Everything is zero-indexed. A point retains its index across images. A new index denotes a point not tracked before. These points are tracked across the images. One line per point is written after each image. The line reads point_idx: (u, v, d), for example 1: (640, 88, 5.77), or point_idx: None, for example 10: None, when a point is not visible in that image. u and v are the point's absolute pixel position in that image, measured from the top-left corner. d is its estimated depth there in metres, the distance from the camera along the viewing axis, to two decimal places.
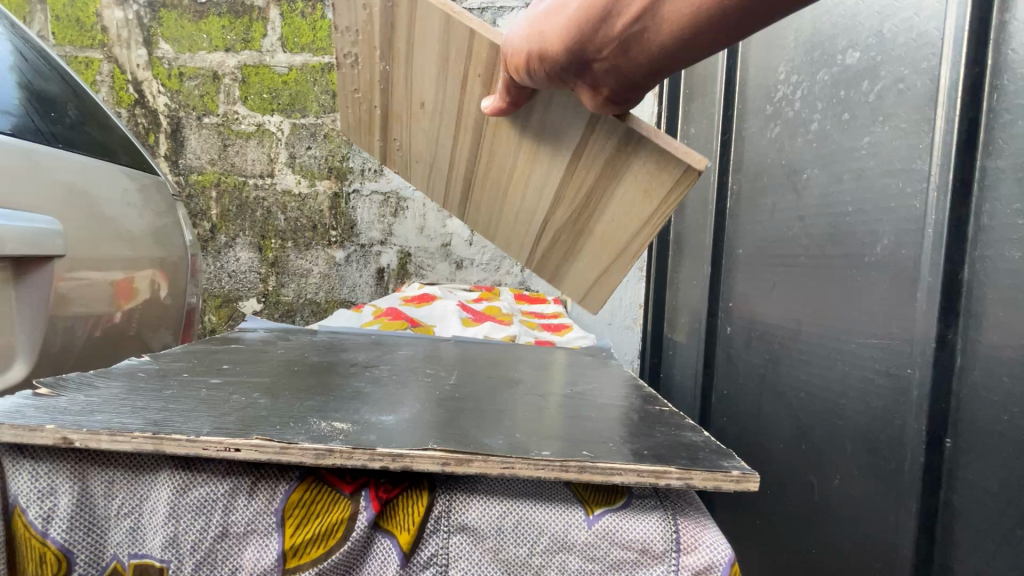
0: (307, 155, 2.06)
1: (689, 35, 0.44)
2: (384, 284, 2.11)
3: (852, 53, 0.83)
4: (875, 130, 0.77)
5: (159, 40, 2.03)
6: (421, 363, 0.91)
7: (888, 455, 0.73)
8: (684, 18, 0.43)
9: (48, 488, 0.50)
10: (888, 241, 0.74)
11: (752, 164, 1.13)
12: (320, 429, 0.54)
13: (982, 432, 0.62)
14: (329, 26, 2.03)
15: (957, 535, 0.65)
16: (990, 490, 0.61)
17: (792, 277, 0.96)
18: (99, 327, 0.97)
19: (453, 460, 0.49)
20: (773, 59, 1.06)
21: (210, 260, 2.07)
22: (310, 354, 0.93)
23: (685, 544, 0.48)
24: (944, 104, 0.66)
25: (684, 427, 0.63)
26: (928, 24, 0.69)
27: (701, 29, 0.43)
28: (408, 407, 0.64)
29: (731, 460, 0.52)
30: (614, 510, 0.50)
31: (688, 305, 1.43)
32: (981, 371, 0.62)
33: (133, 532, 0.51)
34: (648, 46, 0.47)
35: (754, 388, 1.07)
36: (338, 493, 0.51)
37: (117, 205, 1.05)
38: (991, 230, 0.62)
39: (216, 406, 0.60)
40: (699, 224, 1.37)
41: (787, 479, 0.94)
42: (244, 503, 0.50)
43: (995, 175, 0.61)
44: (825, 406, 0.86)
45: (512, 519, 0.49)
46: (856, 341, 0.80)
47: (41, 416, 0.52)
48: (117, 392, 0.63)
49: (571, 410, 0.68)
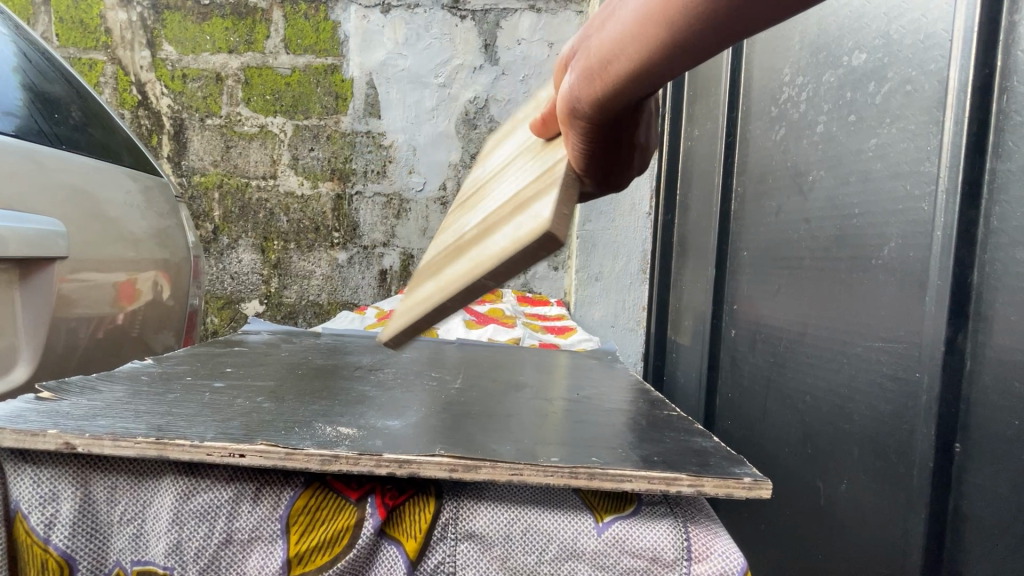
0: (310, 156, 2.06)
1: (642, 37, 0.32)
2: (387, 286, 2.10)
3: (859, 55, 0.82)
4: (883, 132, 0.77)
5: (163, 42, 2.03)
6: (425, 366, 0.91)
7: (896, 461, 0.72)
8: (646, 15, 0.32)
9: (51, 493, 0.50)
10: (896, 244, 0.74)
11: (757, 166, 1.12)
12: (325, 434, 0.54)
13: (992, 437, 0.61)
14: (332, 28, 2.03)
15: (967, 542, 0.64)
16: (1001, 496, 0.60)
17: (798, 280, 0.95)
18: (102, 329, 0.96)
19: (461, 466, 0.49)
20: (779, 61, 1.06)
21: (212, 262, 2.07)
22: (314, 357, 0.93)
23: (696, 552, 0.47)
24: (952, 106, 0.65)
25: (693, 432, 0.62)
26: (936, 26, 0.68)
27: (657, 31, 0.31)
28: (413, 411, 0.63)
29: (742, 467, 0.51)
30: (624, 518, 0.49)
31: (692, 307, 1.42)
32: (991, 376, 0.62)
33: (136, 539, 0.50)
34: (607, 50, 0.35)
35: (760, 392, 1.06)
36: (344, 499, 0.50)
37: (120, 206, 1.05)
38: (1001, 233, 0.61)
39: (220, 410, 0.60)
40: (703, 227, 1.37)
41: (793, 484, 0.93)
42: (248, 509, 0.49)
43: (1005, 178, 0.60)
44: (833, 411, 0.85)
45: (520, 526, 0.49)
46: (864, 344, 0.79)
47: (44, 420, 0.52)
48: (120, 396, 0.63)
49: (577, 414, 0.67)
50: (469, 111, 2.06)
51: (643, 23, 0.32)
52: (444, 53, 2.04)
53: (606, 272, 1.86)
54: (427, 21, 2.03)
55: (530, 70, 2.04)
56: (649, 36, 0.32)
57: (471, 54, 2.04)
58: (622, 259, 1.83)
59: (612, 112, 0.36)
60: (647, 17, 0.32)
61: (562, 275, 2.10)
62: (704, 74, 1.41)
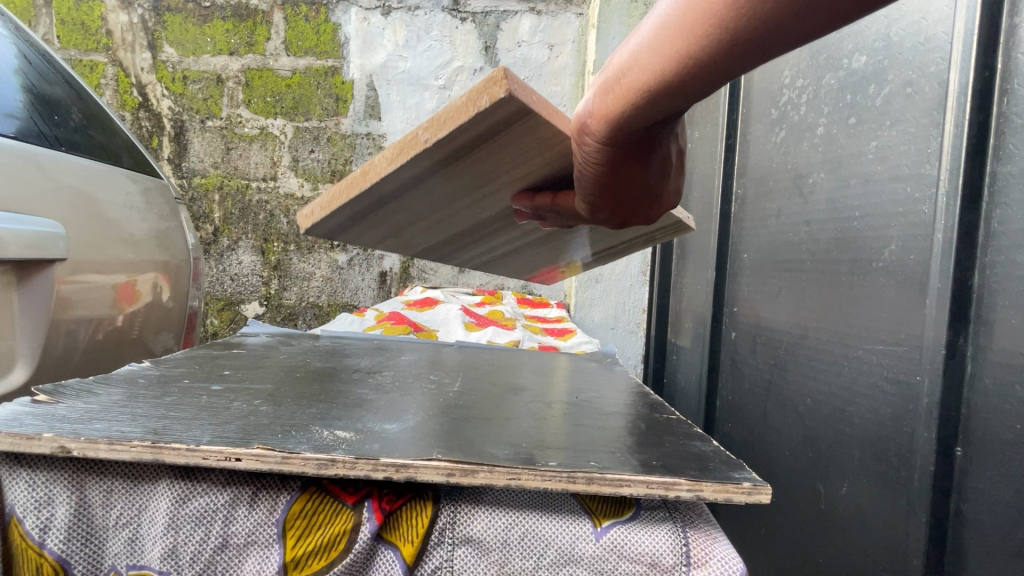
0: (310, 158, 2.06)
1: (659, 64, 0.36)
2: (387, 287, 2.10)
3: (859, 57, 0.82)
4: (883, 134, 0.76)
5: (163, 44, 2.03)
6: (424, 369, 0.90)
7: (897, 464, 0.72)
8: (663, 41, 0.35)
9: (46, 497, 0.49)
10: (896, 247, 0.73)
11: (757, 169, 1.12)
12: (322, 438, 0.53)
13: (993, 441, 0.61)
14: (332, 30, 2.03)
15: (968, 546, 0.63)
16: (1003, 501, 0.60)
17: (798, 283, 0.95)
18: (101, 331, 0.96)
19: (458, 470, 0.48)
20: (779, 63, 1.05)
21: (212, 263, 2.07)
22: (313, 360, 0.92)
23: (695, 557, 0.47)
24: (953, 108, 0.65)
25: (693, 436, 0.62)
26: (936, 28, 0.68)
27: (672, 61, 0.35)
28: (411, 415, 0.63)
29: (742, 471, 0.51)
30: (623, 522, 0.49)
31: (692, 309, 1.42)
32: (992, 379, 0.61)
33: (131, 543, 0.50)
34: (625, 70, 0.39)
35: (760, 395, 1.06)
36: (341, 504, 0.50)
37: (120, 208, 1.05)
38: (1002, 235, 0.61)
39: (217, 414, 0.59)
40: (703, 229, 1.36)
41: (794, 487, 0.93)
42: (244, 514, 0.49)
43: (1006, 181, 0.60)
44: (833, 413, 0.84)
45: (518, 531, 0.48)
46: (865, 347, 0.79)
47: (39, 423, 0.52)
48: (116, 399, 0.63)
49: (577, 418, 0.67)
50: None
51: (662, 43, 0.35)
52: (444, 55, 2.04)
53: (606, 274, 1.85)
54: (427, 24, 2.03)
55: (530, 72, 2.04)
56: (665, 59, 0.35)
57: (472, 56, 2.04)
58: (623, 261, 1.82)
59: (622, 124, 0.41)
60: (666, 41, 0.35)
61: None
62: None
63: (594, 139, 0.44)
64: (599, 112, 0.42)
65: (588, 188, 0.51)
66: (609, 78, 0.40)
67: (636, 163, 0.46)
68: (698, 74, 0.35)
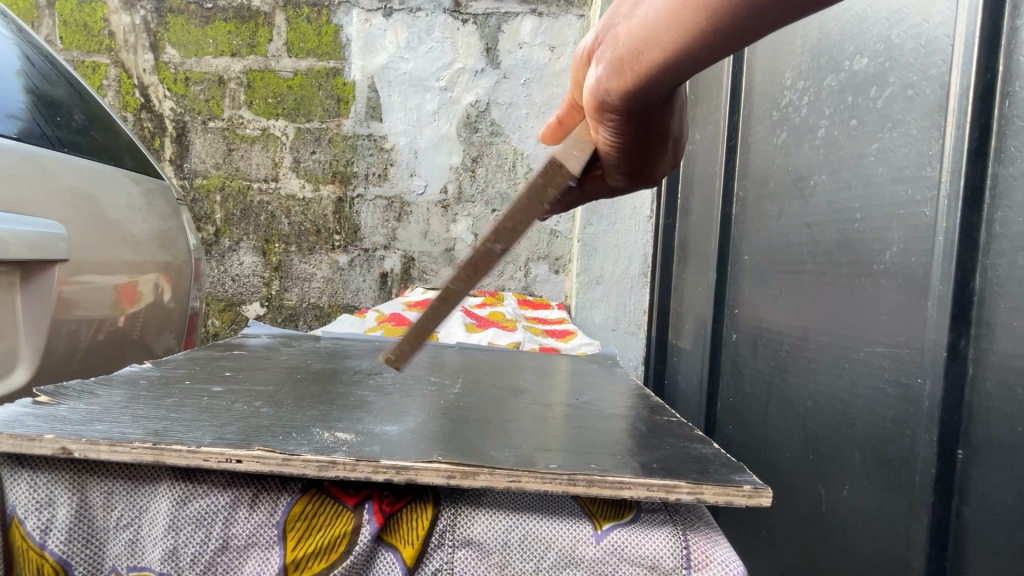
0: (311, 159, 2.06)
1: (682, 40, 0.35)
2: (387, 288, 2.10)
3: (860, 59, 0.82)
4: (884, 136, 0.76)
5: (166, 45, 2.04)
6: (425, 371, 0.90)
7: (898, 467, 0.72)
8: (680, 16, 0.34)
9: (47, 498, 0.49)
10: (897, 249, 0.73)
11: (758, 171, 1.12)
12: (323, 439, 0.53)
13: (995, 444, 0.61)
14: (334, 31, 2.04)
15: (969, 549, 0.63)
16: (1004, 504, 0.59)
17: (799, 285, 0.95)
18: (102, 331, 0.96)
19: (459, 472, 0.48)
20: (780, 66, 1.06)
21: (213, 264, 2.07)
22: (314, 361, 0.93)
23: (695, 560, 0.47)
24: (954, 111, 0.65)
25: (693, 438, 0.62)
26: (937, 30, 0.68)
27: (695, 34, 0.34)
28: (412, 417, 0.63)
29: (742, 474, 0.51)
30: (623, 525, 0.49)
31: (693, 311, 1.41)
32: (994, 382, 0.61)
33: (132, 545, 0.50)
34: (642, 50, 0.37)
35: (761, 397, 1.05)
36: (341, 506, 0.50)
37: (122, 209, 1.05)
38: (1003, 238, 0.61)
39: (217, 415, 0.59)
40: (704, 230, 1.36)
41: (795, 490, 0.93)
42: (244, 515, 0.49)
43: (1007, 183, 0.60)
44: (834, 416, 0.84)
45: (518, 533, 0.48)
46: (866, 349, 0.79)
47: (41, 425, 0.52)
48: (118, 401, 0.63)
49: (577, 420, 0.67)
50: (470, 115, 2.06)
51: (681, 19, 0.35)
52: (445, 56, 2.04)
53: (606, 276, 1.85)
54: (429, 25, 2.03)
55: (532, 73, 2.04)
56: (687, 35, 0.35)
57: (473, 57, 2.04)
58: (623, 263, 1.83)
59: (645, 96, 0.40)
60: (685, 19, 0.34)
61: (563, 279, 2.10)
62: (706, 78, 1.41)
63: (615, 116, 0.43)
64: (617, 88, 0.41)
65: (614, 166, 0.50)
66: (621, 54, 0.39)
67: (654, 126, 0.46)
68: (721, 43, 0.35)
